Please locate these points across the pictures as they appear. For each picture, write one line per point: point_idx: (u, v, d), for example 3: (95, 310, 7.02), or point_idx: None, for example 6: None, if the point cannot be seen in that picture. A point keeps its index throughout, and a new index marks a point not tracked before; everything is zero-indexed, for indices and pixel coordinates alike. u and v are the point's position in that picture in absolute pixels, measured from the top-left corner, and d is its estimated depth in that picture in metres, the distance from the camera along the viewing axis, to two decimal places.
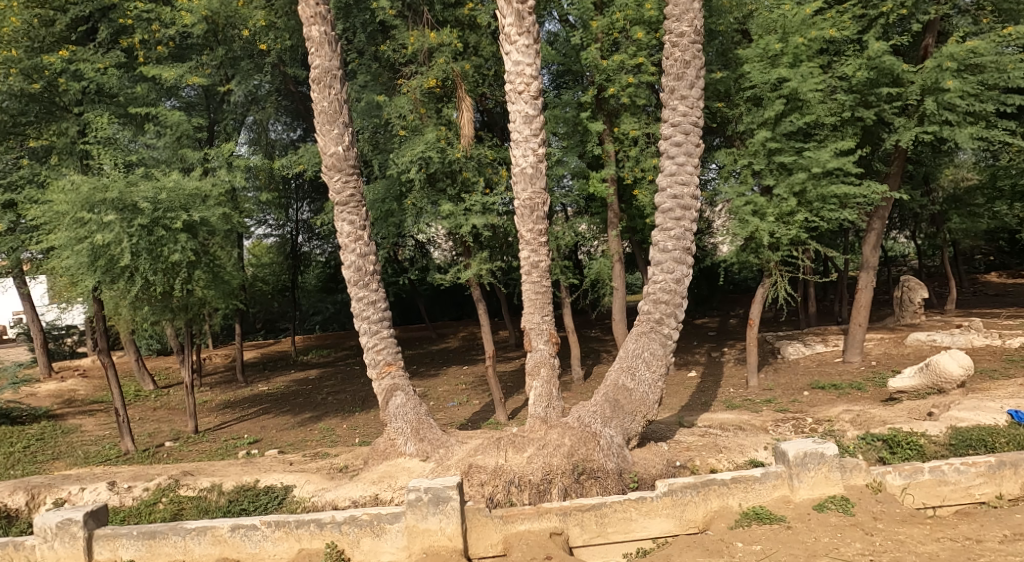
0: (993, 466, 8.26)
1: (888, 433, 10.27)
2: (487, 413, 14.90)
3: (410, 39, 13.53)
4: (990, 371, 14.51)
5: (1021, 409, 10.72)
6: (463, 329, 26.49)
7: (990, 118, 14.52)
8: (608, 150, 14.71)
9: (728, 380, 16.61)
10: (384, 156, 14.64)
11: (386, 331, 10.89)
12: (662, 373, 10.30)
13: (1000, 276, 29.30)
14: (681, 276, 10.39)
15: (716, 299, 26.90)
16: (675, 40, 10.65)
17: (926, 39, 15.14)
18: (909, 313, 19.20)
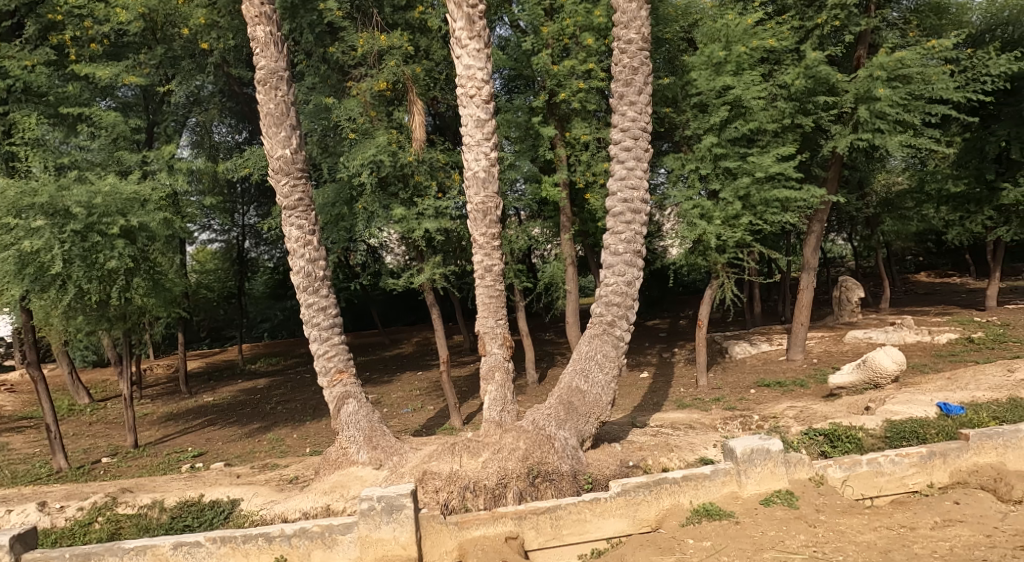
0: (925, 456, 8.54)
1: (828, 427, 10.49)
2: (442, 419, 14.77)
3: (359, 42, 13.30)
4: (920, 365, 15.02)
5: (950, 402, 11.10)
6: (416, 334, 26.36)
7: (918, 126, 15.15)
8: (560, 155, 14.78)
9: (679, 380, 16.79)
10: (333, 159, 14.50)
11: (337, 338, 10.73)
12: (615, 375, 10.37)
13: (928, 275, 30.61)
14: (632, 279, 10.48)
15: (666, 301, 27.32)
16: (623, 47, 10.75)
17: (858, 51, 15.68)
18: (847, 312, 19.75)
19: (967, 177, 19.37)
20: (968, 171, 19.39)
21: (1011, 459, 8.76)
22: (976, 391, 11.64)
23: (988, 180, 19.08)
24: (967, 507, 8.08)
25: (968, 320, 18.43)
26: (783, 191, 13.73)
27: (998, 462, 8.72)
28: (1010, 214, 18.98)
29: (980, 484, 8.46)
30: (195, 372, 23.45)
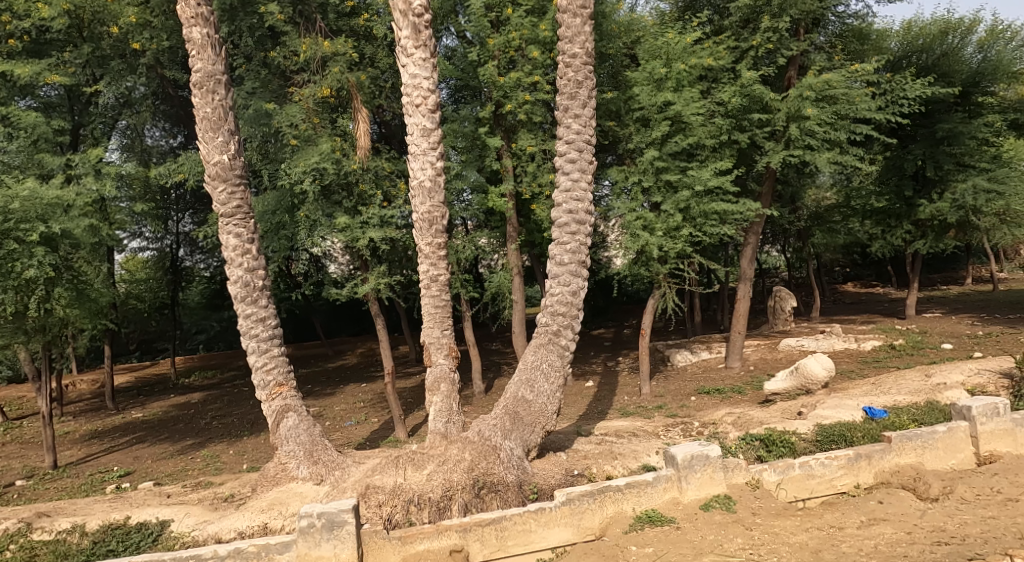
0: (852, 459, 8.91)
1: (763, 433, 10.70)
2: (385, 431, 14.56)
3: (302, 47, 13.09)
4: (847, 371, 15.49)
5: (874, 406, 11.49)
6: (359, 345, 26.03)
7: (844, 144, 15.78)
8: (506, 165, 14.80)
9: (623, 388, 16.93)
10: (273, 166, 14.25)
11: (277, 349, 10.48)
12: (560, 384, 10.36)
13: (855, 286, 31.77)
14: (577, 289, 10.52)
15: (610, 311, 27.63)
16: (568, 61, 10.83)
17: (789, 72, 16.30)
18: (781, 320, 20.33)
19: (888, 193, 20.22)
20: (889, 187, 20.27)
21: (928, 460, 9.16)
22: (898, 395, 12.08)
23: (908, 197, 19.95)
24: (891, 506, 8.51)
25: (892, 328, 19.16)
26: (722, 204, 14.00)
27: (917, 463, 9.12)
28: (928, 229, 19.99)
29: (901, 483, 8.87)
30: (124, 387, 22.64)
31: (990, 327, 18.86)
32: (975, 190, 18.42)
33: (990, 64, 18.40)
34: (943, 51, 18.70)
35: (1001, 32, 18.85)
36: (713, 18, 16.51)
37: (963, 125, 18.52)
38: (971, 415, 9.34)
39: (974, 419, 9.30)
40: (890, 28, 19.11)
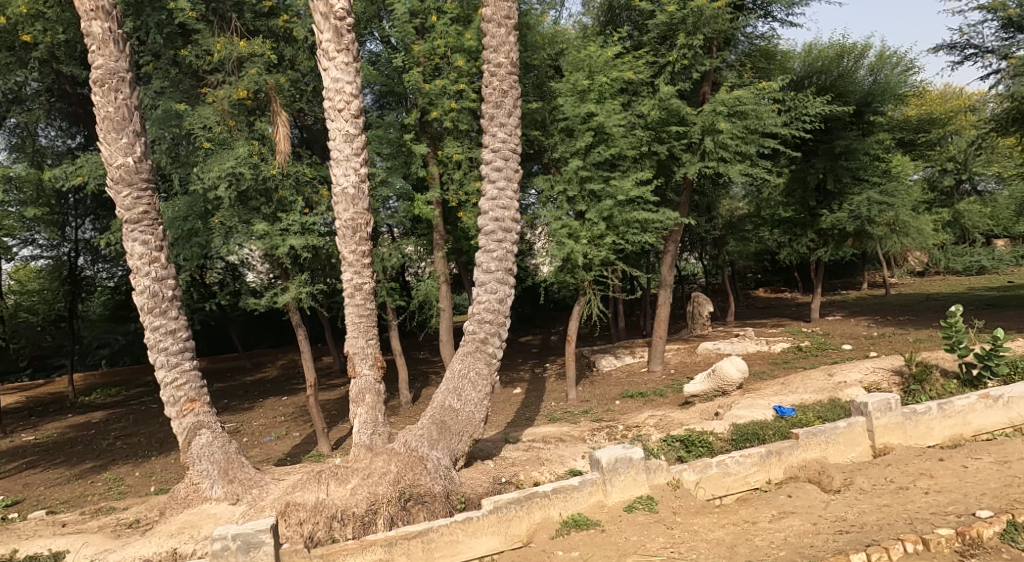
0: (764, 455, 9.19)
1: (683, 433, 10.90)
2: (307, 446, 14.17)
3: (216, 47, 12.63)
4: (760, 372, 15.97)
5: (785, 404, 11.91)
6: (281, 357, 25.37)
7: (754, 157, 16.38)
8: (432, 173, 14.66)
9: (550, 394, 17.00)
10: (185, 170, 13.74)
11: (188, 364, 10.06)
12: (487, 393, 10.30)
13: (766, 291, 33.02)
14: (503, 296, 10.47)
15: (538, 317, 27.79)
16: (493, 70, 10.82)
17: (703, 88, 16.71)
18: (699, 325, 20.83)
19: (794, 205, 21.02)
20: (795, 199, 21.07)
21: (831, 453, 9.57)
22: (805, 393, 12.53)
23: (811, 208, 20.79)
24: (798, 500, 8.80)
25: (800, 330, 19.92)
26: (643, 213, 14.28)
27: (821, 457, 9.50)
28: (828, 237, 20.96)
29: (808, 477, 9.20)
30: (16, 407, 21.31)
31: (886, 327, 19.81)
32: (869, 201, 19.43)
33: (880, 86, 19.49)
34: (838, 74, 19.55)
35: (889, 57, 19.77)
36: (632, 33, 16.80)
37: (858, 141, 19.46)
38: (868, 411, 9.75)
39: (870, 414, 9.72)
40: (792, 50, 19.97)
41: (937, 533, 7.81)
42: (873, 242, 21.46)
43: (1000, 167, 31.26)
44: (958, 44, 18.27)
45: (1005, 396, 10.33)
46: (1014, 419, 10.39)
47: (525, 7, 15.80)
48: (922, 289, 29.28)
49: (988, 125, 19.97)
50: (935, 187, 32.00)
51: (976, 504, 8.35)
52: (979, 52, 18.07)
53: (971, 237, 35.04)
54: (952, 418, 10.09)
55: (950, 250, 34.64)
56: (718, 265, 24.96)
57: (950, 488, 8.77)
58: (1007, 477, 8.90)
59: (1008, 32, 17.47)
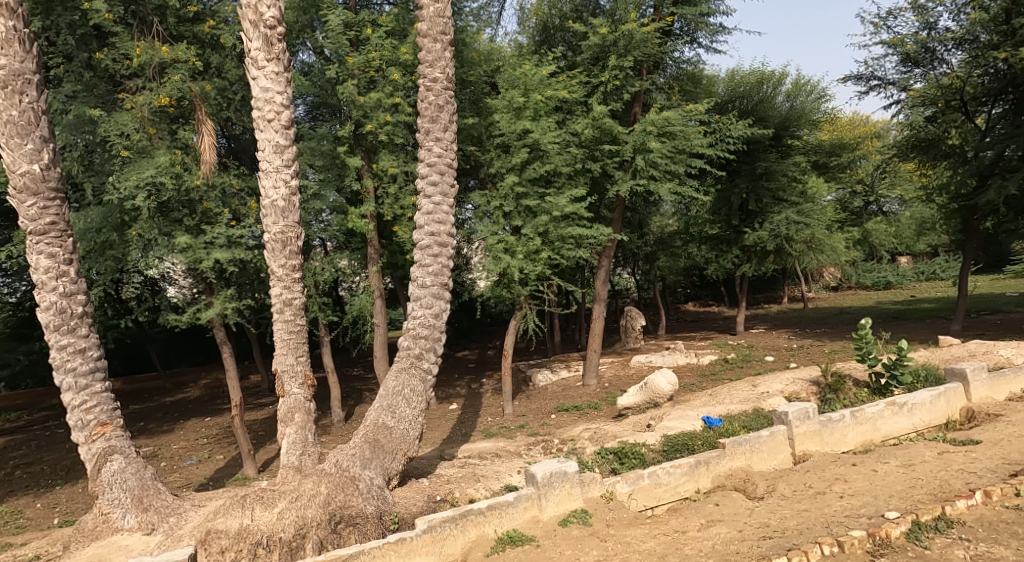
0: (693, 465, 9.31)
1: (617, 446, 10.88)
2: (231, 469, 13.66)
3: (136, 51, 12.21)
4: (690, 385, 16.21)
5: (712, 415, 12.09)
6: (203, 377, 24.49)
7: (682, 176, 16.72)
8: (366, 186, 14.41)
9: (486, 409, 16.88)
10: (99, 179, 13.11)
11: (99, 386, 9.58)
12: (423, 409, 10.14)
13: (695, 306, 33.75)
14: (439, 312, 10.35)
15: (474, 332, 27.64)
16: (428, 85, 10.73)
17: (634, 108, 16.97)
18: (632, 338, 21.03)
19: (720, 222, 21.53)
20: (720, 216, 21.57)
21: (756, 462, 9.75)
22: (731, 403, 12.78)
23: (735, 226, 21.28)
24: (726, 508, 8.91)
25: (725, 343, 20.39)
26: (578, 229, 14.40)
27: (746, 466, 9.67)
28: (752, 254, 21.54)
29: (734, 486, 9.35)
30: None
31: (804, 339, 20.47)
32: (787, 221, 20.11)
33: (796, 112, 20.48)
34: (759, 99, 20.38)
35: (804, 85, 20.89)
36: (567, 53, 17.04)
37: (776, 163, 20.39)
38: (788, 420, 10.01)
39: (790, 422, 9.99)
40: (717, 76, 20.79)
41: (851, 535, 8.01)
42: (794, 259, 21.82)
43: (902, 191, 32.90)
44: (863, 76, 19.14)
45: (910, 403, 10.75)
46: (917, 424, 10.82)
47: (461, 23, 15.80)
48: (835, 303, 30.41)
49: (892, 151, 21.12)
50: (845, 208, 32.95)
51: (885, 506, 8.60)
52: (882, 83, 18.91)
53: (878, 255, 36.78)
54: (863, 425, 10.42)
55: (860, 267, 36.19)
56: (650, 280, 25.33)
57: (862, 491, 9.00)
58: (912, 479, 9.18)
59: (906, 66, 18.45)
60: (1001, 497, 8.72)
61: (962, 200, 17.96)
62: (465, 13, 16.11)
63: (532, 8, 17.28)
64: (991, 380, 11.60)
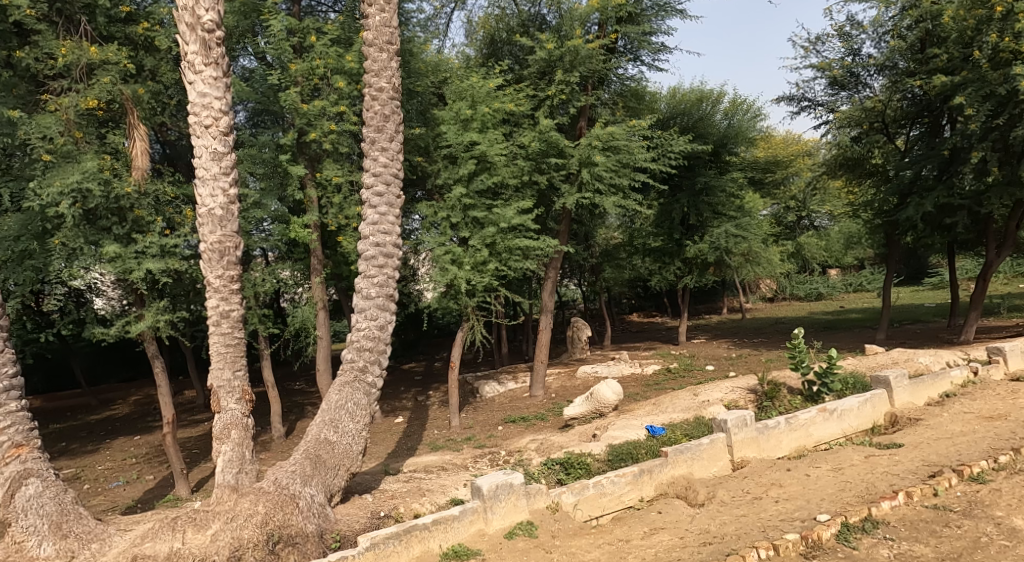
0: (636, 474, 9.31)
1: (563, 456, 10.87)
2: (161, 490, 13.17)
3: (61, 50, 11.70)
4: (634, 394, 16.31)
5: (656, 424, 12.15)
6: (133, 394, 23.64)
7: (626, 190, 16.88)
8: (310, 196, 14.10)
9: (432, 422, 16.67)
10: (18, 185, 12.52)
11: (15, 404, 8.79)
12: (366, 423, 9.94)
13: (639, 317, 34.15)
14: (384, 323, 10.17)
15: (421, 344, 27.39)
16: (374, 94, 10.57)
17: (579, 122, 17.08)
18: (579, 349, 21.10)
19: (663, 234, 21.76)
20: (663, 229, 21.85)
21: (697, 469, 9.81)
22: (674, 412, 12.89)
23: (677, 238, 21.57)
24: (668, 516, 8.94)
25: (668, 353, 20.61)
26: (525, 240, 14.37)
27: (687, 473, 9.72)
28: (693, 265, 21.91)
29: (676, 493, 9.38)
30: None
31: (742, 349, 20.85)
32: (726, 234, 20.54)
33: (733, 130, 20.90)
34: (699, 116, 20.87)
35: (741, 105, 21.23)
36: (513, 66, 17.06)
37: (715, 178, 20.79)
38: (727, 427, 10.13)
39: (729, 430, 10.10)
40: (659, 92, 21.10)
41: (785, 538, 8.08)
42: (732, 271, 22.39)
43: (832, 206, 34.02)
44: (794, 97, 19.71)
45: (839, 409, 11.00)
46: (847, 429, 11.07)
47: (407, 33, 15.77)
48: (771, 314, 31.10)
49: (821, 169, 21.77)
50: (781, 222, 33.90)
51: (817, 509, 8.73)
52: (812, 105, 19.52)
53: (811, 267, 37.95)
54: (797, 431, 10.60)
55: (794, 278, 37.20)
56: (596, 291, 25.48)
57: (796, 495, 9.14)
58: (842, 482, 9.36)
59: (833, 89, 19.09)
60: (922, 497, 8.94)
61: (884, 217, 18.66)
62: (412, 23, 16.04)
63: (480, 21, 17.36)
64: (912, 386, 11.97)
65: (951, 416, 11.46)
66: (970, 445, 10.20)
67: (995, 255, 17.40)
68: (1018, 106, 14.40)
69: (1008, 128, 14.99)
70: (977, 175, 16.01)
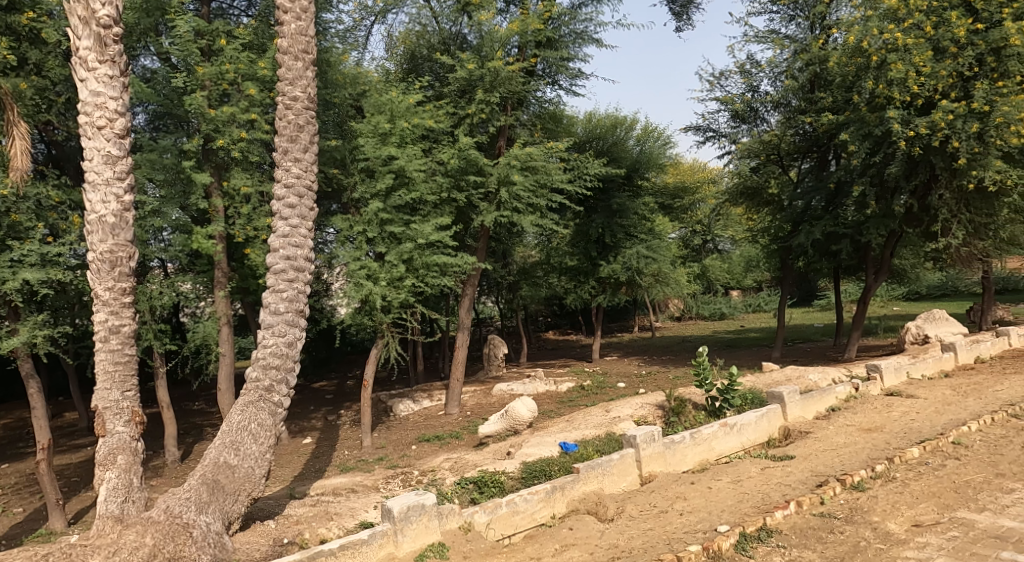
0: (549, 491, 9.19)
1: (477, 475, 10.64)
2: (34, 524, 12.20)
3: None
4: (548, 411, 16.24)
5: (569, 441, 12.09)
6: (8, 416, 21.96)
7: (543, 211, 16.96)
8: (215, 205, 13.45)
9: (343, 443, 16.11)
10: None
11: None
12: (270, 445, 9.45)
13: (555, 334, 34.32)
14: (293, 340, 9.73)
15: (333, 362, 26.66)
16: (288, 103, 10.17)
17: (499, 142, 16.99)
18: (495, 366, 20.93)
19: (579, 254, 21.82)
20: (579, 249, 21.91)
21: (607, 485, 9.78)
22: (586, 429, 12.84)
23: (593, 258, 21.70)
24: (579, 532, 8.83)
25: (582, 370, 20.67)
26: (442, 257, 14.13)
27: (597, 489, 9.67)
28: (607, 284, 22.20)
29: (587, 509, 9.30)
30: None
31: (652, 366, 21.15)
32: (638, 255, 20.96)
33: (645, 155, 21.37)
34: (613, 141, 21.27)
35: (653, 132, 21.72)
36: (434, 84, 16.90)
37: (628, 201, 21.17)
38: (636, 443, 10.16)
39: (638, 445, 10.14)
40: (575, 115, 21.23)
41: (688, 549, 8.10)
42: (642, 291, 22.70)
43: (734, 231, 35.24)
44: (700, 127, 20.29)
45: (738, 423, 11.23)
46: (745, 443, 11.30)
47: (325, 44, 15.40)
48: (678, 333, 31.79)
49: (722, 196, 22.34)
50: (688, 245, 34.89)
51: (719, 520, 8.78)
52: (716, 135, 20.12)
53: (714, 287, 39.15)
54: (701, 445, 10.73)
55: (699, 299, 38.24)
56: (513, 309, 25.41)
57: (700, 507, 9.18)
58: (741, 494, 9.48)
59: (735, 122, 19.52)
60: (810, 506, 9.14)
61: (779, 242, 19.44)
62: (330, 34, 15.73)
63: (399, 36, 17.23)
64: (802, 401, 12.34)
65: (837, 428, 11.85)
66: (852, 455, 10.55)
67: (875, 280, 18.08)
68: (893, 146, 15.27)
69: (883, 165, 15.92)
70: (857, 207, 16.92)
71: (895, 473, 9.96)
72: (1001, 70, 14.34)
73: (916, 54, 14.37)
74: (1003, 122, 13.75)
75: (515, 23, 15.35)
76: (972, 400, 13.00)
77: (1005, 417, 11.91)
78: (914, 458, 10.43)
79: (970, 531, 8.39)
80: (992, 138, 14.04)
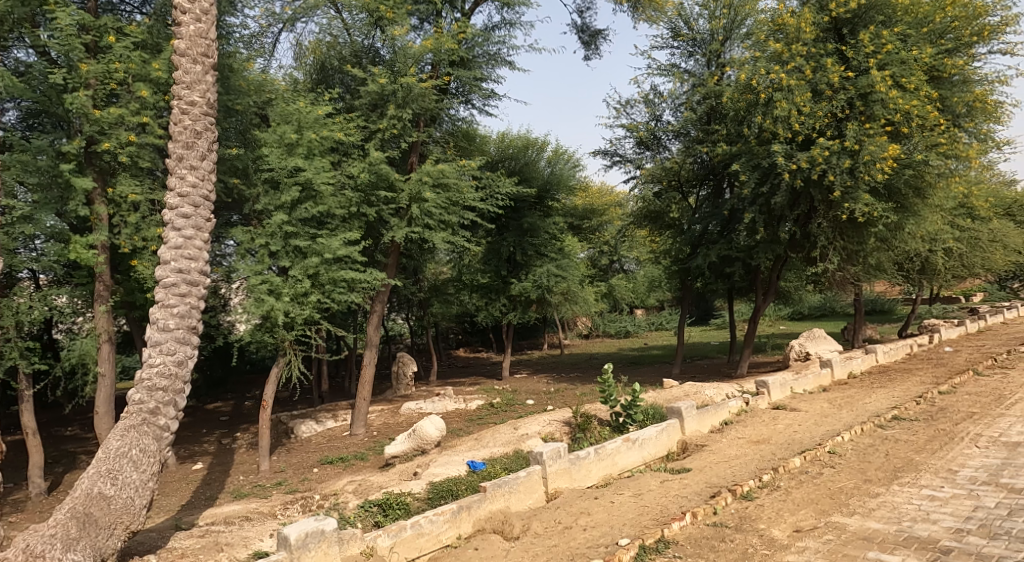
0: (455, 511, 8.83)
1: (381, 497, 10.19)
2: None
3: None
4: (456, 431, 15.88)
5: (477, 459, 11.79)
6: None
7: (454, 228, 16.68)
8: (98, 213, 12.52)
9: (238, 468, 15.24)
10: None
11: None
12: (153, 473, 8.72)
13: (465, 352, 33.98)
14: (183, 358, 9.08)
15: (231, 382, 25.49)
16: (184, 108, 9.53)
17: (411, 158, 16.65)
18: (403, 386, 20.41)
19: (490, 272, 21.59)
20: (490, 266, 21.58)
21: (513, 503, 9.52)
22: (493, 448, 12.56)
23: (503, 276, 21.54)
24: (484, 552, 8.52)
25: (491, 388, 20.41)
26: (351, 272, 13.65)
27: (504, 508, 9.40)
28: (517, 302, 22.05)
29: (493, 528, 8.99)
30: None
31: (559, 384, 21.12)
32: (549, 273, 20.92)
33: (555, 176, 21.46)
34: (525, 162, 21.31)
35: (563, 154, 21.94)
36: (344, 96, 16.46)
37: (539, 220, 21.20)
38: (543, 459, 9.97)
39: (545, 462, 9.94)
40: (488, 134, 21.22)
41: None
42: (551, 309, 22.70)
43: (638, 252, 35.95)
44: (607, 151, 20.52)
45: (640, 437, 11.18)
46: (646, 458, 11.25)
47: (229, 48, 14.66)
48: (585, 350, 32.02)
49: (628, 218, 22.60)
50: (595, 265, 35.34)
51: (621, 534, 8.66)
52: (622, 160, 20.39)
53: (620, 306, 39.76)
54: (604, 460, 10.62)
55: (606, 318, 38.75)
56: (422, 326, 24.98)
57: (603, 522, 9.02)
58: (642, 507, 9.39)
59: (639, 148, 19.82)
60: (705, 517, 9.13)
61: (680, 264, 19.82)
62: (235, 38, 15.05)
63: (309, 46, 16.74)
64: (698, 414, 12.42)
65: (729, 441, 12.03)
66: (743, 466, 10.68)
67: (763, 300, 18.65)
68: (778, 178, 15.84)
69: (770, 195, 16.40)
70: (748, 233, 17.37)
71: (782, 483, 10.11)
72: (868, 113, 14.96)
73: (797, 94, 14.92)
74: (870, 159, 14.39)
75: (430, 41, 15.10)
76: (845, 412, 13.43)
77: (873, 427, 12.38)
78: (797, 468, 10.64)
79: (843, 535, 8.54)
80: (862, 173, 14.60)
